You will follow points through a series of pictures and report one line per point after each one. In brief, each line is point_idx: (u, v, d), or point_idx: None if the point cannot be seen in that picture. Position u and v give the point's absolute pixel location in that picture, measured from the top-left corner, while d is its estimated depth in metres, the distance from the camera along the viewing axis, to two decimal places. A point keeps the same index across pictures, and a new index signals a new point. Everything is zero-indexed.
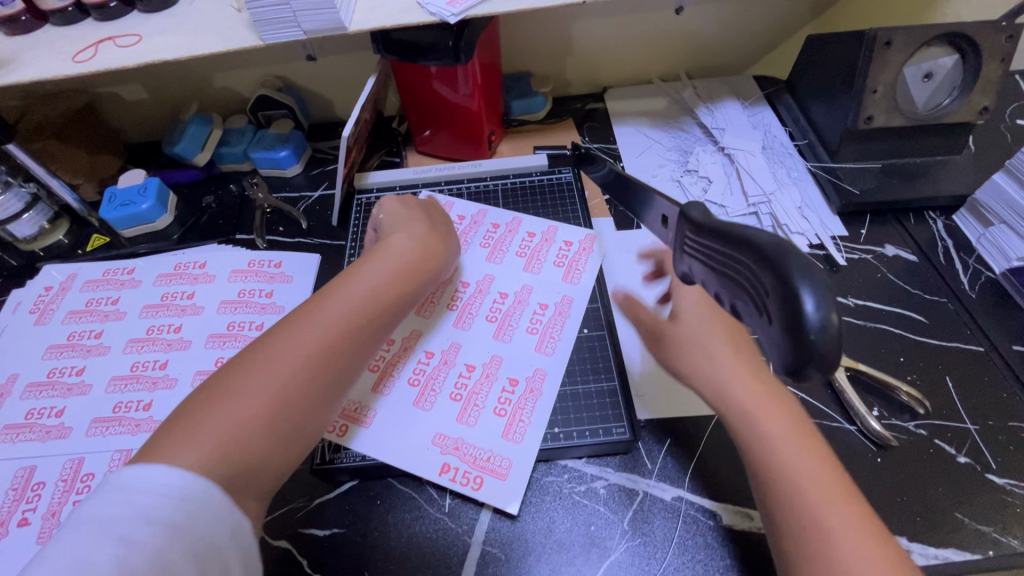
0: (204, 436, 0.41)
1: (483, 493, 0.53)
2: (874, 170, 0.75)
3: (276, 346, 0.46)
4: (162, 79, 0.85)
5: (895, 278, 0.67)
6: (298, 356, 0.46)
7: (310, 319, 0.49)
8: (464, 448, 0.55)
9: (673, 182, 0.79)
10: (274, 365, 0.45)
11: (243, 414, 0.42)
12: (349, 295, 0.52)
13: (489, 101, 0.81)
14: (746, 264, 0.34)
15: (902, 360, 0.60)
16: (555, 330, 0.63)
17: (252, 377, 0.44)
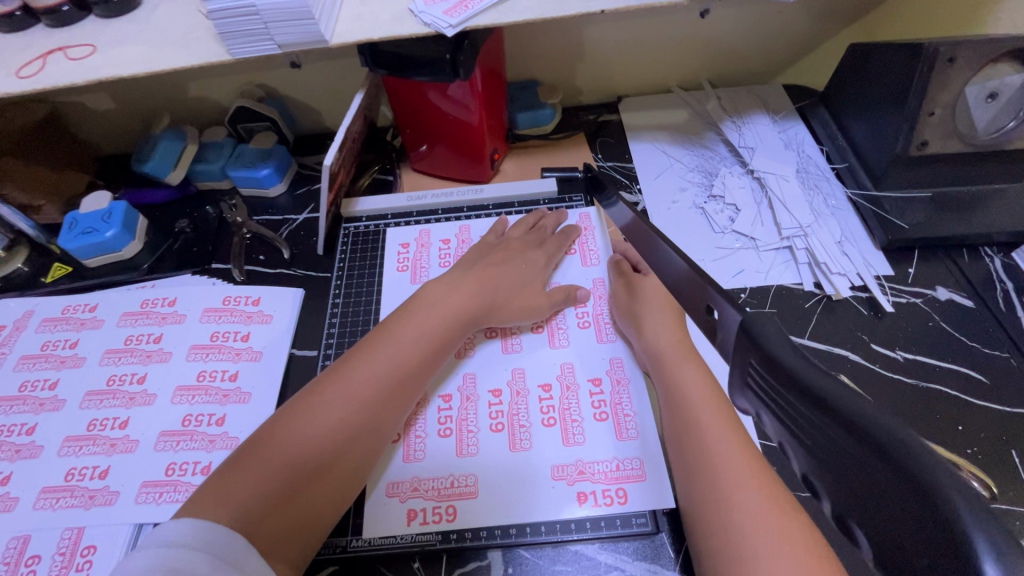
0: (249, 488, 0.42)
1: (632, 504, 0.49)
2: (924, 200, 0.66)
3: (329, 394, 0.48)
4: (131, 88, 0.77)
5: (949, 327, 0.60)
6: (350, 408, 0.48)
7: (363, 369, 0.50)
8: (422, 487, 0.51)
9: (695, 208, 0.71)
10: (328, 414, 0.47)
11: (290, 466, 0.44)
12: (398, 346, 0.52)
13: (491, 115, 0.73)
14: (879, 479, 0.25)
15: (961, 429, 0.53)
16: (605, 317, 0.61)
17: (305, 423, 0.46)
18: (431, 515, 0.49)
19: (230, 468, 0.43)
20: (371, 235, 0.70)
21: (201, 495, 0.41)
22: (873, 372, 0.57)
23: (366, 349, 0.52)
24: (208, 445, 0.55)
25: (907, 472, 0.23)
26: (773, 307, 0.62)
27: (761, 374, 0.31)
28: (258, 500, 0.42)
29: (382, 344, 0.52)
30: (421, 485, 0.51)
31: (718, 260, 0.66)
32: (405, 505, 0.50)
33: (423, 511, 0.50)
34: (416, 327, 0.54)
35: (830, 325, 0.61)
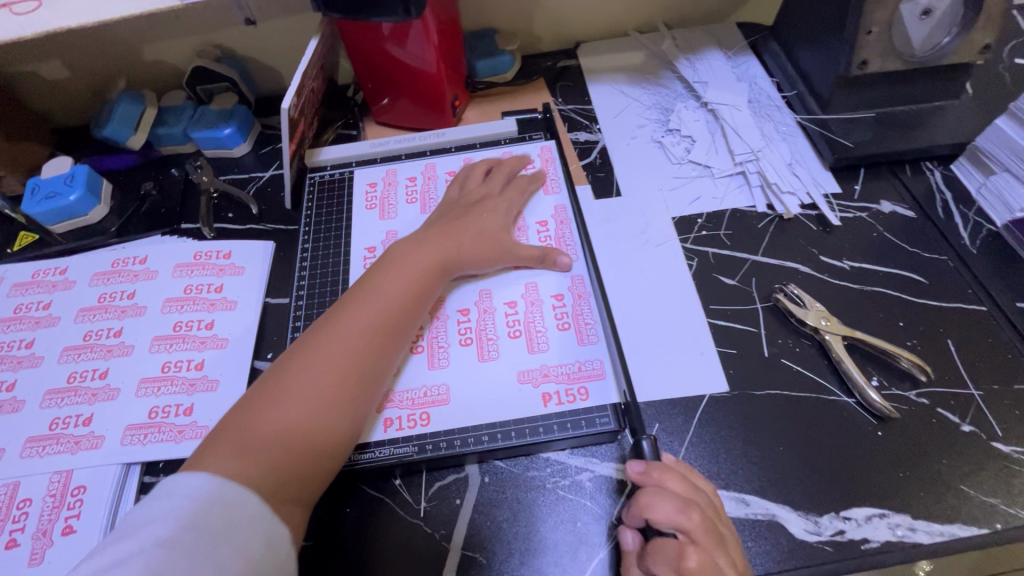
0: (256, 446, 0.42)
1: (593, 400, 0.52)
2: (868, 120, 0.69)
3: (314, 350, 0.48)
4: (84, 53, 0.76)
5: (892, 236, 0.63)
6: (335, 361, 0.47)
7: (345, 321, 0.50)
8: (399, 397, 0.54)
9: (653, 143, 0.74)
10: (318, 366, 0.47)
11: (291, 416, 0.44)
12: (376, 296, 0.52)
13: (449, 61, 0.73)
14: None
15: (902, 325, 0.57)
16: (567, 239, 0.64)
17: (297, 378, 0.46)
18: (405, 422, 0.52)
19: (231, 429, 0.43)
20: (337, 183, 0.71)
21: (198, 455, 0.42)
22: (821, 281, 0.60)
23: (346, 304, 0.51)
24: (189, 388, 0.56)
25: None
26: (728, 229, 0.65)
27: None
28: (264, 448, 0.43)
29: (360, 299, 0.52)
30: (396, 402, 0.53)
31: (676, 189, 0.69)
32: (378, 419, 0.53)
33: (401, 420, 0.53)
34: (391, 277, 0.54)
35: (783, 242, 0.64)
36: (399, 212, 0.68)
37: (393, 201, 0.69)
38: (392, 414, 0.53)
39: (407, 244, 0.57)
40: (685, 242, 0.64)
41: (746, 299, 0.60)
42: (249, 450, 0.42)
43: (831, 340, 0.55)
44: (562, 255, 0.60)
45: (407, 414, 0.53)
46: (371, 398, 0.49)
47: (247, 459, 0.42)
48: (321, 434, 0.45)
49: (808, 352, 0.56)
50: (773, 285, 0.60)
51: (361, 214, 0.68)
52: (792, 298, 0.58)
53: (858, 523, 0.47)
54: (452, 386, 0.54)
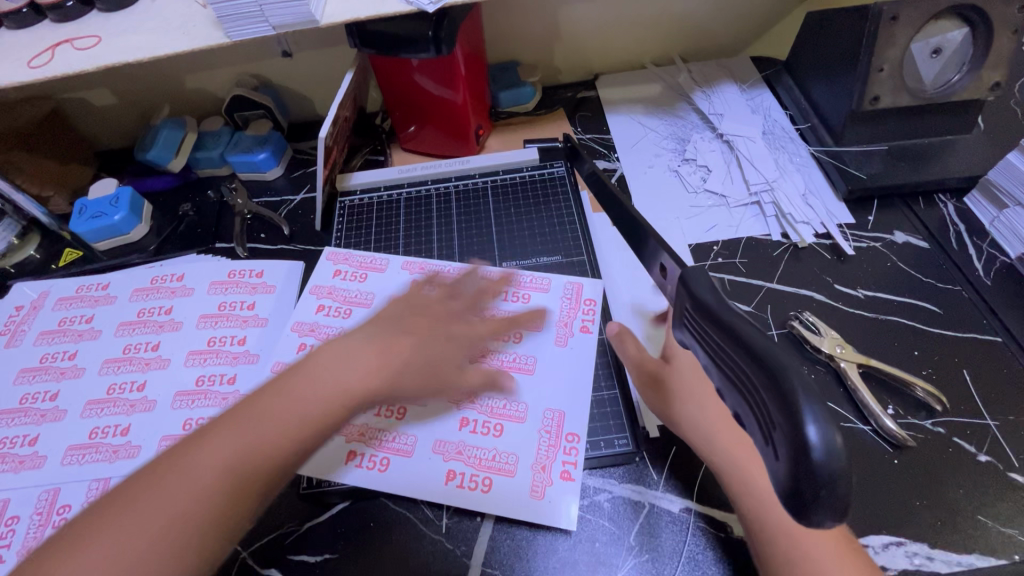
0: (121, 551, 0.36)
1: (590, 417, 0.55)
2: (880, 152, 0.71)
3: (220, 441, 0.41)
4: (132, 82, 0.81)
5: (906, 266, 0.64)
6: (237, 461, 0.40)
7: (263, 414, 0.42)
8: (467, 452, 0.53)
9: (670, 172, 0.76)
10: (214, 462, 0.40)
11: (171, 517, 0.38)
12: (313, 385, 0.44)
13: (474, 92, 0.77)
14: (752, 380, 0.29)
15: (917, 354, 0.58)
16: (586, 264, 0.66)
17: (196, 462, 0.40)
18: (477, 470, 0.52)
19: (96, 524, 0.37)
20: (366, 207, 0.74)
21: (51, 555, 0.36)
22: (836, 309, 0.62)
23: (265, 396, 0.43)
24: (221, 402, 0.59)
25: (777, 375, 0.28)
26: (743, 257, 0.67)
27: (693, 316, 0.35)
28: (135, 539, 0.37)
29: (295, 387, 0.44)
30: (448, 453, 0.53)
31: (692, 218, 0.71)
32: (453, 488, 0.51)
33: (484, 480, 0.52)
34: (332, 364, 0.46)
35: (797, 271, 0.65)
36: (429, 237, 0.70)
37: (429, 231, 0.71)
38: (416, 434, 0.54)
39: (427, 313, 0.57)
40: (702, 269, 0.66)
41: (761, 325, 0.61)
42: (121, 544, 0.37)
43: (847, 367, 0.56)
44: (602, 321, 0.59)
45: (477, 479, 0.52)
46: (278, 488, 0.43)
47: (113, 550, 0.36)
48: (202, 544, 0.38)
49: (823, 379, 0.57)
50: (788, 312, 0.62)
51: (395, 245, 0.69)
52: (808, 325, 0.59)
53: (876, 551, 0.47)
54: (506, 439, 0.53)
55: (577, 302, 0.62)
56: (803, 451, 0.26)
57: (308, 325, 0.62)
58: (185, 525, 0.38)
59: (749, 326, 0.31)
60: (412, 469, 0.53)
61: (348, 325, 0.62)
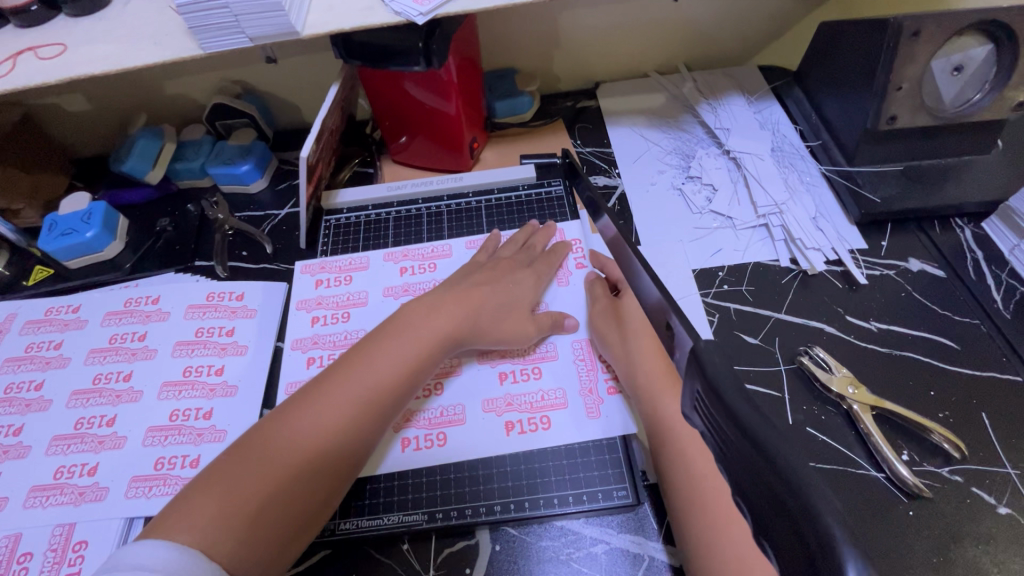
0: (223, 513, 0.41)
1: (556, 431, 0.53)
2: (895, 173, 0.68)
3: (302, 414, 0.46)
4: (108, 88, 0.76)
5: (921, 296, 0.61)
6: (317, 435, 0.46)
7: (334, 393, 0.48)
8: (516, 402, 0.55)
9: (673, 190, 0.72)
10: (298, 431, 0.45)
11: (266, 480, 0.43)
12: (371, 372, 0.49)
13: (469, 104, 0.73)
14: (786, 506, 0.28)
15: (933, 394, 0.54)
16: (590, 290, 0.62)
17: (285, 433, 0.45)
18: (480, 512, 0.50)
19: (202, 486, 0.42)
20: (353, 227, 0.69)
21: (163, 519, 0.40)
22: (848, 343, 0.58)
23: (334, 374, 0.49)
24: (197, 439, 0.55)
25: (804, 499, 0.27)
26: (750, 284, 0.64)
27: (706, 401, 0.34)
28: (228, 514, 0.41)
29: (357, 367, 0.49)
30: (500, 409, 0.55)
31: (697, 241, 0.67)
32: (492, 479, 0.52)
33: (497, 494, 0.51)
34: (389, 346, 0.51)
35: (807, 300, 0.62)
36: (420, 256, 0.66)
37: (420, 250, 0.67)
38: (406, 474, 0.52)
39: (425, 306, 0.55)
40: (706, 297, 0.63)
41: (768, 360, 0.58)
42: (217, 519, 0.40)
43: (859, 410, 0.53)
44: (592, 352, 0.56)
45: (531, 429, 0.53)
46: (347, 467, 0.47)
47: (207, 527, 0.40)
48: (295, 502, 0.43)
49: (834, 421, 0.54)
50: (797, 347, 0.58)
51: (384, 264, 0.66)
52: (818, 361, 0.56)
53: None
54: (548, 379, 0.56)
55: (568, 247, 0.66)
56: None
57: (309, 340, 0.61)
58: (282, 486, 0.43)
59: (781, 438, 0.28)
60: (464, 433, 0.54)
61: (351, 327, 0.61)
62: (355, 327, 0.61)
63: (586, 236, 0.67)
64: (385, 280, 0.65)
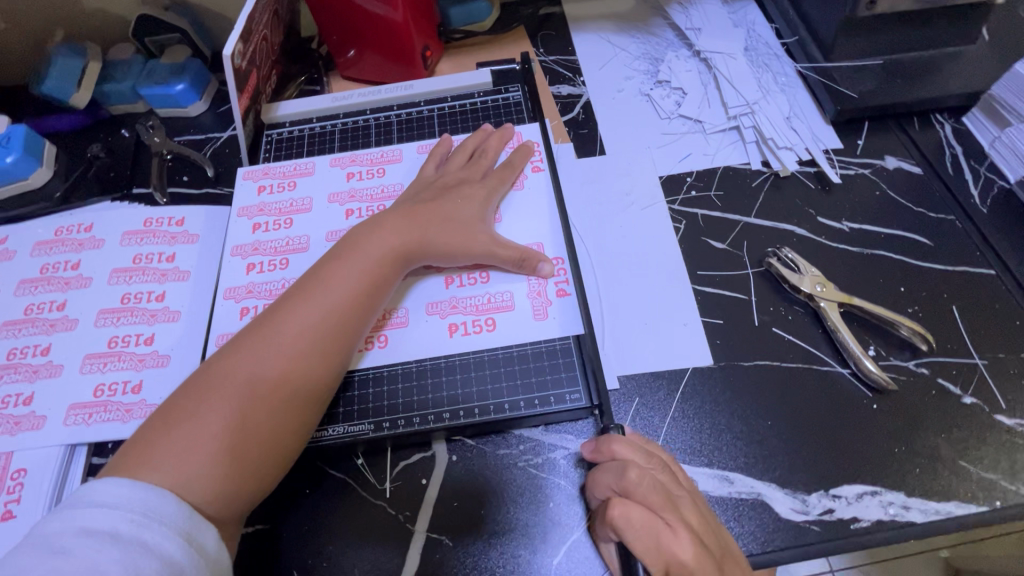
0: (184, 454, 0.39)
1: (500, 330, 0.51)
2: (874, 68, 0.63)
3: (257, 347, 0.44)
4: (17, 1, 0.69)
5: (896, 195, 0.58)
6: (277, 369, 0.43)
7: (291, 322, 0.45)
8: (461, 304, 0.52)
9: (641, 96, 0.68)
10: (257, 366, 0.43)
11: (228, 421, 0.41)
12: (328, 295, 0.46)
13: (417, 7, 0.67)
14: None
15: (903, 291, 0.53)
16: (547, 190, 0.58)
17: (242, 368, 0.43)
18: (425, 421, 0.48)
19: (162, 428, 0.40)
20: (296, 141, 0.64)
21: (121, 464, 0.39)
22: (818, 245, 0.56)
23: (289, 301, 0.46)
24: (137, 364, 0.53)
25: None
26: (719, 189, 0.60)
27: None
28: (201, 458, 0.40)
29: (314, 294, 0.46)
30: (445, 311, 0.52)
31: (664, 146, 0.64)
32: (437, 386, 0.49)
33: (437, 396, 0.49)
34: (346, 271, 0.47)
35: (778, 203, 0.59)
36: (375, 161, 0.61)
37: (372, 160, 0.61)
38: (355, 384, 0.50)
39: (371, 224, 0.51)
40: (673, 204, 0.60)
41: (735, 264, 0.55)
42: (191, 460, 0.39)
43: (826, 307, 0.51)
44: (544, 261, 0.52)
45: (475, 329, 0.51)
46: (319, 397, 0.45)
47: (182, 468, 0.39)
48: (261, 438, 0.42)
49: (801, 320, 0.52)
50: (766, 249, 0.56)
51: (331, 171, 0.61)
52: (787, 262, 0.54)
53: (848, 502, 0.44)
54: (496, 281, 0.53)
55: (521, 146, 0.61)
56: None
57: (249, 246, 0.56)
58: (247, 424, 0.41)
59: None
60: (407, 336, 0.51)
61: (294, 233, 0.57)
62: (298, 233, 0.57)
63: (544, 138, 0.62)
64: (330, 185, 0.60)
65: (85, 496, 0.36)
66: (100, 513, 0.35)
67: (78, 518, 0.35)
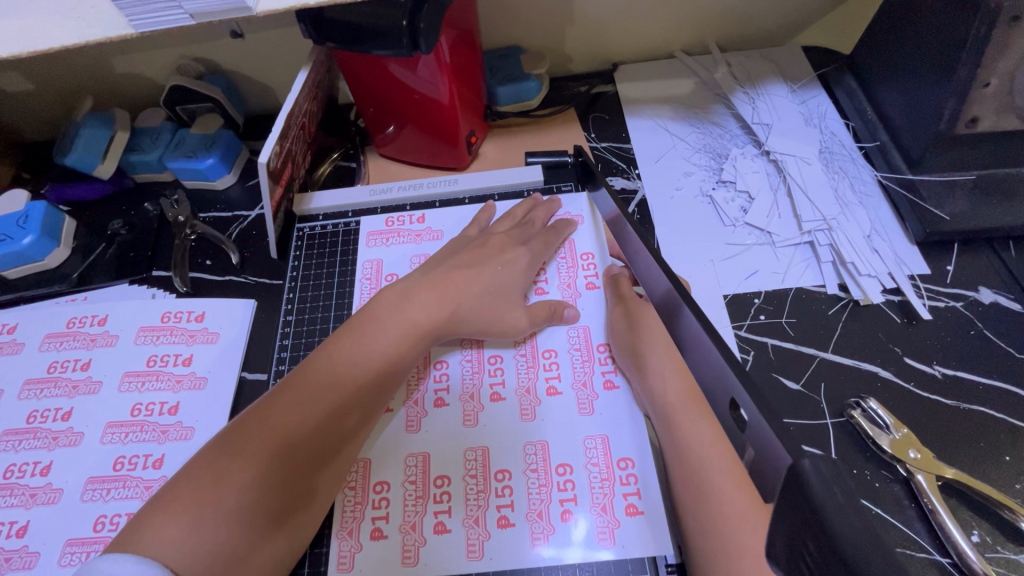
0: (224, 502, 0.38)
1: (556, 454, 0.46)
2: (967, 184, 0.57)
3: (311, 381, 0.44)
4: (49, 66, 0.66)
5: (994, 335, 0.52)
6: (292, 436, 0.42)
7: (350, 358, 0.46)
8: (507, 417, 0.49)
9: (702, 197, 0.62)
10: (304, 409, 0.43)
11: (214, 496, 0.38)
12: (354, 360, 0.46)
13: (465, 92, 0.62)
14: None
15: (1007, 460, 0.46)
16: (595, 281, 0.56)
17: (254, 437, 0.41)
18: (608, 468, 0.45)
19: (181, 489, 0.38)
20: (329, 238, 0.61)
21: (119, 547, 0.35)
22: (907, 393, 0.50)
23: (309, 367, 0.45)
24: (144, 493, 0.48)
25: None
26: (791, 316, 0.54)
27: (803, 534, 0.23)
28: (190, 531, 0.36)
29: (359, 334, 0.47)
30: (432, 377, 0.51)
31: (728, 260, 0.58)
32: (601, 430, 0.47)
33: (603, 439, 0.47)
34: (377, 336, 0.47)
35: (858, 336, 0.53)
36: (418, 239, 0.61)
37: (417, 240, 0.61)
38: (386, 479, 0.46)
39: (398, 306, 0.49)
40: (740, 331, 0.54)
41: (811, 412, 0.49)
42: (178, 531, 0.36)
43: (924, 481, 0.44)
44: (570, 309, 0.53)
45: (595, 367, 0.50)
46: (318, 473, 0.43)
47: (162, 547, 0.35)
48: (309, 483, 0.42)
49: (890, 490, 0.46)
50: (847, 396, 0.50)
51: (369, 248, 0.60)
52: (871, 418, 0.47)
53: None
54: (545, 417, 0.48)
55: (574, 262, 0.58)
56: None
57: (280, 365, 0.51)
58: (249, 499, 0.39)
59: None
60: (445, 455, 0.47)
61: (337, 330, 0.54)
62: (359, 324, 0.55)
63: (600, 250, 0.58)
64: (365, 258, 0.60)
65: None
66: None
67: None
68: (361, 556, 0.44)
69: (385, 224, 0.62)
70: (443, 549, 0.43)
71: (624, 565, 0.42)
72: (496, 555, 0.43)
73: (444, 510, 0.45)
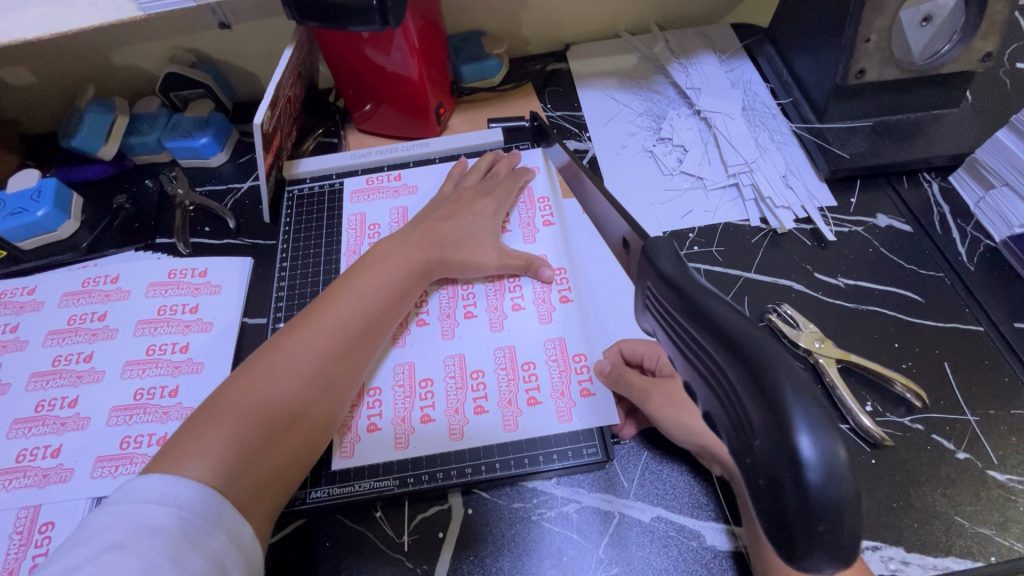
0: (242, 435, 0.44)
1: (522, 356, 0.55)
2: (865, 129, 0.67)
3: (306, 330, 0.50)
4: (52, 59, 0.73)
5: (888, 251, 0.61)
6: (294, 377, 0.47)
7: (348, 293, 0.53)
8: (480, 333, 0.57)
9: (644, 152, 0.71)
10: (302, 352, 0.49)
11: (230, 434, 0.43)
12: (344, 310, 0.52)
13: (432, 69, 0.70)
14: (727, 374, 0.27)
15: (897, 347, 0.55)
16: (550, 219, 0.65)
17: (260, 382, 0.46)
18: (565, 362, 0.54)
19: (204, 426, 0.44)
20: (316, 197, 0.69)
21: (168, 451, 0.42)
22: (816, 301, 0.59)
23: (304, 319, 0.51)
24: (163, 417, 0.54)
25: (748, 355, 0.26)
26: (720, 245, 0.63)
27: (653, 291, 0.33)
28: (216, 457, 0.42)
29: (348, 284, 0.54)
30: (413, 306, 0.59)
31: (667, 203, 0.67)
32: (559, 333, 0.56)
33: (560, 340, 0.56)
34: (362, 288, 0.54)
35: (777, 258, 0.62)
36: (397, 195, 0.69)
37: (395, 195, 0.69)
38: (377, 383, 0.54)
39: (383, 256, 0.57)
40: None
41: None
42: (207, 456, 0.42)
43: (825, 363, 0.53)
44: (545, 266, 0.59)
45: (552, 287, 0.59)
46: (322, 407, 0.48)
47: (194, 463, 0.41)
48: (313, 414, 0.48)
49: None
50: (766, 305, 0.59)
51: (353, 204, 0.68)
52: (786, 319, 0.56)
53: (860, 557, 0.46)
54: (509, 330, 0.57)
55: (532, 204, 0.66)
56: (791, 475, 0.24)
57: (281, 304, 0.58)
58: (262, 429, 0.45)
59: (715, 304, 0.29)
60: (426, 363, 0.55)
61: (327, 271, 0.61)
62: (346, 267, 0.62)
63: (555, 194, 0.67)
64: (348, 214, 0.68)
65: (132, 492, 0.38)
66: (153, 510, 0.37)
67: (135, 512, 0.37)
68: (359, 445, 0.51)
69: (365, 184, 0.70)
70: (429, 434, 0.51)
71: (577, 437, 0.51)
72: (473, 436, 0.51)
73: (428, 405, 0.53)
